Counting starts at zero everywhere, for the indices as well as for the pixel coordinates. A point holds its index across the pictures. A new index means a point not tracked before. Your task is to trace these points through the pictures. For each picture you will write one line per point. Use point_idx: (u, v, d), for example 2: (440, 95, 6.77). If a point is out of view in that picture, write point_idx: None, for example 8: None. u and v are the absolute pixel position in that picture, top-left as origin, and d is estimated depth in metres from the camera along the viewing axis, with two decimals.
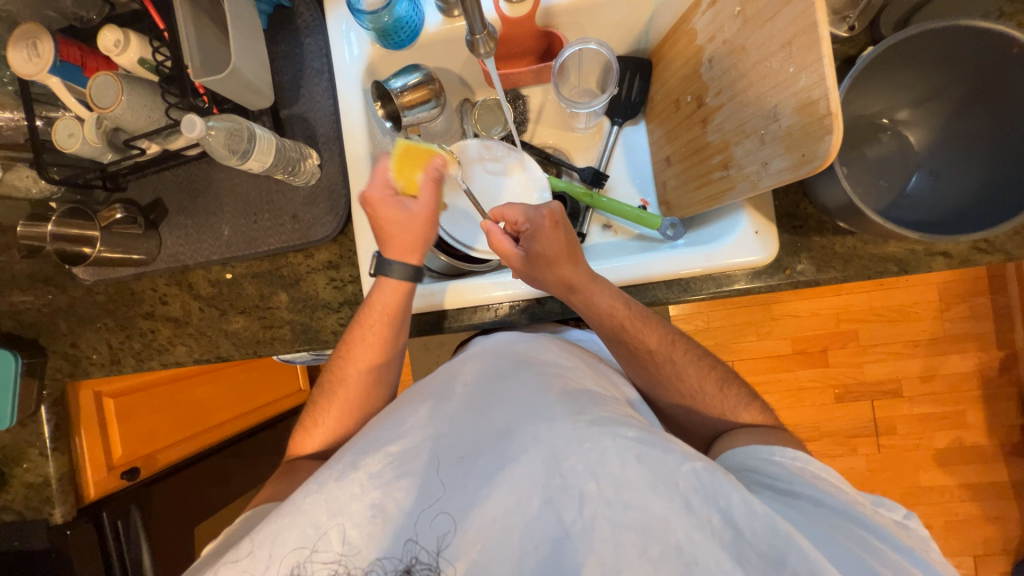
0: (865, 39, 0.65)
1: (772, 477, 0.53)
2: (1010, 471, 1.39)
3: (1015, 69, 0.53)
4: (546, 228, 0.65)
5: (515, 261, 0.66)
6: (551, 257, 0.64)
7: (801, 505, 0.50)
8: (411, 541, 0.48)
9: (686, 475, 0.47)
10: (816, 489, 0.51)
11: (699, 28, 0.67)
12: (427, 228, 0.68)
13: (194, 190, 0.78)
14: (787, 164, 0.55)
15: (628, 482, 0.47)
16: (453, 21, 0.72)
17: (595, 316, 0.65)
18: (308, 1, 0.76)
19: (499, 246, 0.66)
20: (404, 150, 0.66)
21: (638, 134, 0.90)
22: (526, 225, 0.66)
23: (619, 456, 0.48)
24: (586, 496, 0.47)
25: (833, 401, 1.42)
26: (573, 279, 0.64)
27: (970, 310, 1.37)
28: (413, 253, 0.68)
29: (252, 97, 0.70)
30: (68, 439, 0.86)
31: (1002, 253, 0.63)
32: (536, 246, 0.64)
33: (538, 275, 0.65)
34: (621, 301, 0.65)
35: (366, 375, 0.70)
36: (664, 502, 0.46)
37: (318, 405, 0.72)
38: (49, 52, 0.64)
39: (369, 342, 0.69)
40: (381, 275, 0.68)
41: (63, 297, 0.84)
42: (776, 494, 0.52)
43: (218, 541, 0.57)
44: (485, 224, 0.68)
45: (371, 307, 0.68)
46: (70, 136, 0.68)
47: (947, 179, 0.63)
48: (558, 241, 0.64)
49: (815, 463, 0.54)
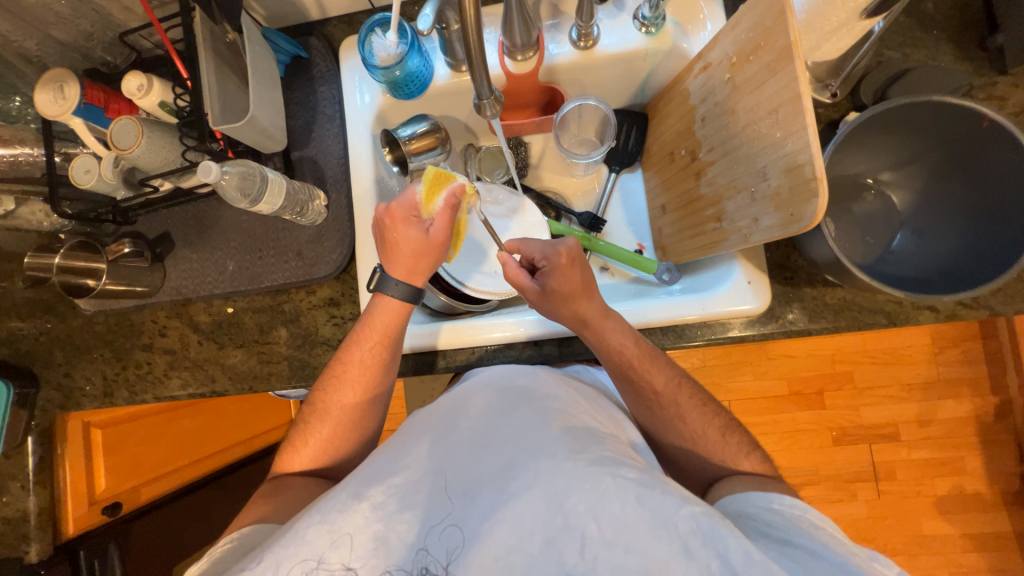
0: (848, 104, 0.69)
1: (770, 525, 0.52)
2: (1013, 521, 1.37)
3: (985, 142, 0.57)
4: (563, 266, 0.64)
5: (531, 295, 0.67)
6: (565, 295, 0.64)
7: (797, 556, 0.48)
8: (422, 550, 0.49)
9: (685, 519, 0.45)
10: (814, 540, 0.49)
11: (692, 89, 0.71)
12: (438, 249, 0.68)
13: (201, 225, 0.80)
14: (777, 222, 0.57)
15: (628, 524, 0.46)
16: (461, 75, 0.76)
17: (606, 351, 0.66)
18: (324, 52, 0.80)
19: (515, 279, 0.67)
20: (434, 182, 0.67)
21: (634, 182, 0.93)
22: (545, 262, 0.66)
23: (619, 497, 0.47)
24: (586, 537, 0.47)
25: (831, 443, 1.40)
26: (586, 313, 0.65)
27: (962, 354, 1.38)
28: (417, 274, 0.69)
29: (266, 141, 0.73)
30: (51, 472, 0.84)
31: (986, 309, 0.65)
32: (552, 283, 0.64)
33: (552, 308, 0.66)
34: (632, 338, 0.66)
35: (355, 397, 0.69)
36: (664, 544, 0.45)
37: (307, 425, 0.70)
38: (76, 96, 0.66)
39: (363, 363, 0.68)
40: (378, 293, 0.68)
41: (62, 327, 0.84)
42: (773, 542, 0.50)
43: (205, 562, 0.55)
44: (500, 257, 0.68)
45: (371, 326, 0.68)
46: (86, 173, 0.69)
47: (931, 236, 0.66)
48: (574, 279, 0.64)
49: (813, 512, 0.53)
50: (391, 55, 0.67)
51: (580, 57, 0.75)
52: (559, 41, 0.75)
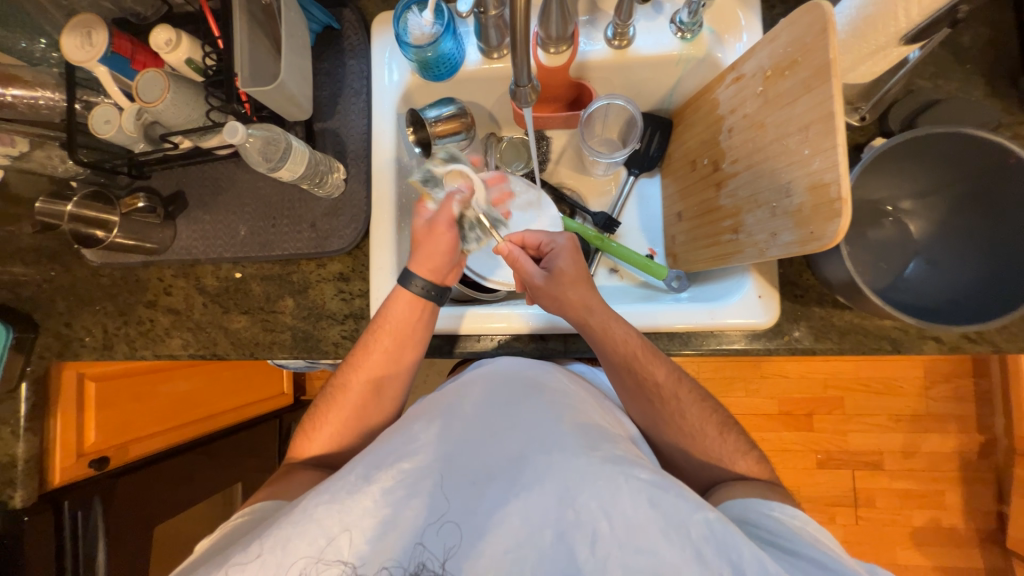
0: (875, 129, 0.69)
1: (773, 534, 0.52)
2: (985, 558, 1.39)
3: (1009, 179, 0.58)
4: (567, 249, 0.69)
5: (536, 281, 0.67)
6: (570, 278, 0.66)
7: (802, 567, 0.47)
8: (421, 545, 0.49)
9: (698, 524, 0.45)
10: (818, 550, 0.48)
11: (722, 99, 0.71)
12: (451, 238, 0.69)
13: (216, 187, 0.79)
14: (795, 238, 0.57)
15: (639, 525, 0.46)
16: (492, 63, 0.76)
17: (607, 346, 0.65)
18: (356, 26, 0.79)
19: (522, 264, 0.68)
20: (423, 180, 0.72)
21: (652, 186, 0.93)
22: (548, 247, 0.71)
23: (631, 497, 0.47)
24: (598, 533, 0.47)
25: (816, 466, 1.42)
26: (591, 300, 0.66)
27: (953, 390, 1.40)
28: (437, 268, 0.69)
29: (292, 109, 0.72)
30: (42, 420, 0.84)
31: (990, 345, 0.65)
32: (559, 264, 0.68)
33: (560, 293, 0.66)
34: (635, 333, 0.66)
35: (367, 385, 0.69)
36: (675, 549, 0.45)
37: (319, 410, 0.71)
38: (103, 43, 0.66)
39: (374, 353, 0.69)
40: (398, 285, 0.68)
41: (66, 276, 0.83)
42: (778, 552, 0.49)
43: (217, 535, 0.57)
44: (503, 247, 0.69)
45: (382, 318, 0.68)
46: (106, 123, 0.69)
47: (946, 267, 0.66)
48: (578, 262, 0.68)
49: (814, 524, 0.52)
50: (425, 36, 0.67)
51: (613, 56, 0.75)
52: (593, 38, 0.75)
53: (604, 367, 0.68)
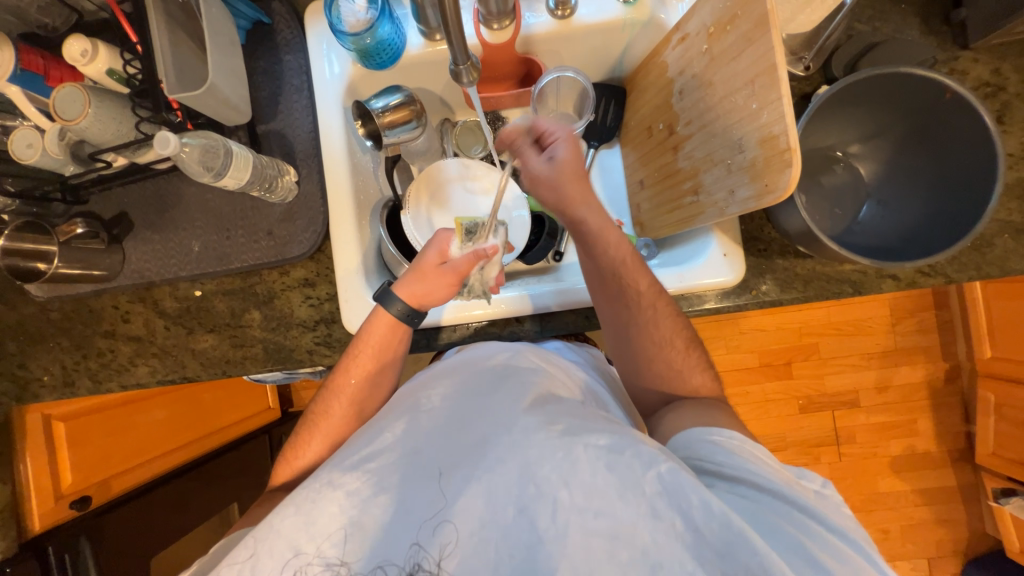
0: (820, 78, 0.70)
1: (714, 462, 0.51)
2: (958, 476, 1.49)
3: (945, 113, 0.60)
4: (570, 141, 0.69)
5: (536, 168, 0.69)
6: (570, 171, 0.67)
7: (748, 495, 0.48)
8: (416, 544, 0.48)
9: (651, 481, 0.46)
10: (757, 473, 0.50)
11: (670, 61, 0.70)
12: (450, 291, 0.67)
13: (162, 205, 0.75)
14: (752, 193, 0.58)
15: (597, 490, 0.47)
16: (435, 45, 0.74)
17: (603, 253, 0.66)
18: (288, 19, 0.76)
19: (524, 159, 0.70)
20: (468, 227, 0.74)
21: (613, 157, 0.93)
22: (552, 137, 0.69)
23: (588, 464, 0.48)
24: (558, 503, 0.47)
25: (798, 411, 1.48)
26: (589, 199, 0.67)
27: (918, 324, 1.46)
28: (420, 305, 0.67)
29: (228, 113, 0.69)
30: (11, 466, 0.81)
31: (943, 276, 0.68)
32: (558, 155, 0.68)
33: (559, 183, 0.67)
34: (629, 250, 0.67)
35: (351, 408, 0.68)
36: (631, 507, 0.46)
37: (300, 437, 0.68)
38: (9, 61, 0.61)
39: (357, 375, 0.67)
40: (379, 307, 0.66)
41: (12, 315, 0.79)
42: (724, 484, 0.50)
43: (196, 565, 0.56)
44: (506, 133, 0.70)
45: (365, 341, 0.67)
46: (28, 147, 0.65)
47: (896, 207, 0.68)
48: (578, 158, 0.68)
49: (749, 442, 0.53)
50: (360, 22, 0.65)
51: (557, 27, 0.73)
52: (535, 10, 0.73)
53: (595, 276, 0.68)
